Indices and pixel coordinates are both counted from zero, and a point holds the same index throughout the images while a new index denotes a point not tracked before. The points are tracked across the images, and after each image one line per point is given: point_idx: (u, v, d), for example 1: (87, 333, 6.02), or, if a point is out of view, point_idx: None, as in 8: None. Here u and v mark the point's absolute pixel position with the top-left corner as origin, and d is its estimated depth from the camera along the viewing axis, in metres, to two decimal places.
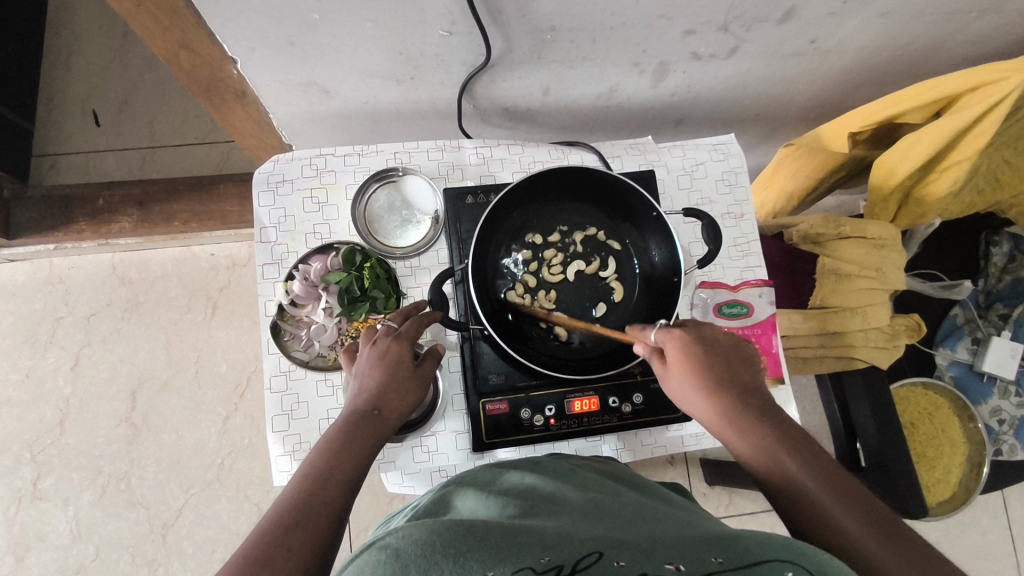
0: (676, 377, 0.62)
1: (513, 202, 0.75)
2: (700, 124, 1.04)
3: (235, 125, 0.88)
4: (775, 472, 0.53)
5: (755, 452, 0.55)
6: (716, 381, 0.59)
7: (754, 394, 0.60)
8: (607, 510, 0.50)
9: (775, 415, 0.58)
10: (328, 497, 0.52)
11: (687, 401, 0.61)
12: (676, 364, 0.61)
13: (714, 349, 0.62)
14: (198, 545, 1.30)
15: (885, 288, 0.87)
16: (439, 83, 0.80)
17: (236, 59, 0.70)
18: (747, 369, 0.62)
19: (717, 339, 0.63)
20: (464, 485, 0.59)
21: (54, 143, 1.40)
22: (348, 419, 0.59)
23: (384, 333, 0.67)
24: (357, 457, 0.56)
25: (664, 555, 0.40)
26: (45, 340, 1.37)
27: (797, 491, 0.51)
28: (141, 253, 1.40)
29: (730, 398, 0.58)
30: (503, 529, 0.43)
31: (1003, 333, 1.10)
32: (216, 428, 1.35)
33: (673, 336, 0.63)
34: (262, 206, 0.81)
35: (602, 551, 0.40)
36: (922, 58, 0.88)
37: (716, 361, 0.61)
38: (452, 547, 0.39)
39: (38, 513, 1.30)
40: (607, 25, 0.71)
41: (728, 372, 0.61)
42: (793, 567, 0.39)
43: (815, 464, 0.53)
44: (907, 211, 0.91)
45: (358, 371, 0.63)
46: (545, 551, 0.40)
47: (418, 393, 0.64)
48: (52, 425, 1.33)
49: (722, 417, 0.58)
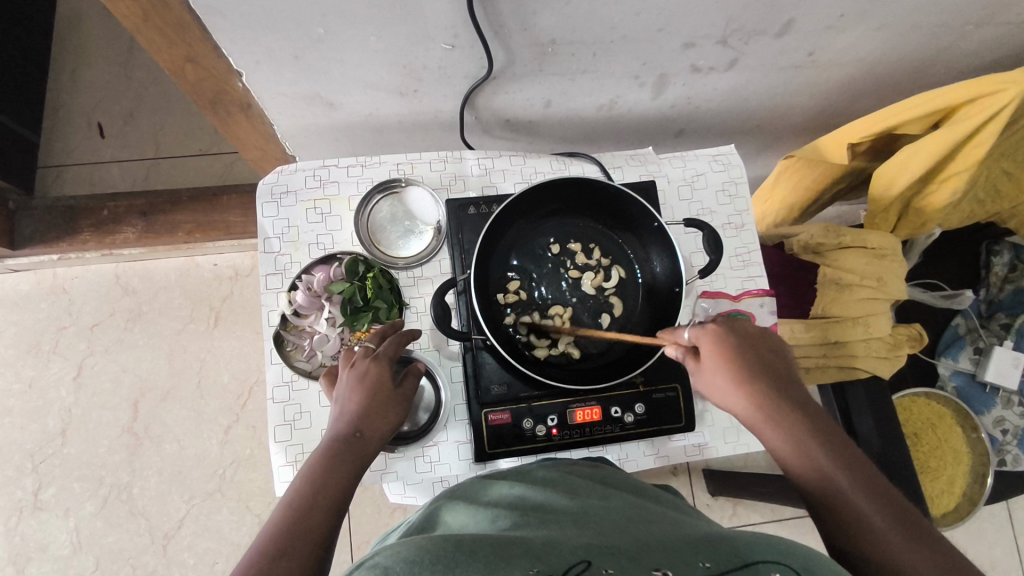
0: (710, 373, 0.62)
1: (515, 213, 0.76)
2: (700, 135, 1.05)
3: (239, 137, 0.89)
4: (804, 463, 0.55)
5: (799, 457, 0.56)
6: (755, 378, 0.60)
7: (779, 373, 0.61)
8: (595, 517, 0.50)
9: (812, 413, 0.59)
10: (311, 527, 0.52)
11: (719, 395, 0.62)
12: (711, 360, 0.61)
13: (749, 347, 0.62)
14: (199, 555, 1.29)
15: (886, 298, 0.88)
16: (442, 96, 0.81)
17: (241, 72, 0.71)
18: (779, 363, 0.63)
19: (750, 336, 0.63)
20: (455, 497, 0.59)
21: (59, 154, 1.41)
22: (330, 444, 0.59)
23: (362, 355, 0.67)
24: (342, 479, 0.57)
25: (652, 562, 0.40)
26: (49, 349, 1.37)
27: (839, 497, 0.53)
28: (144, 263, 1.41)
29: (767, 394, 0.59)
30: (492, 541, 0.43)
31: (1004, 342, 1.11)
32: (218, 438, 1.35)
33: (709, 331, 0.63)
34: (265, 217, 0.81)
35: (591, 560, 0.40)
36: (919, 70, 0.89)
37: (754, 357, 0.61)
38: (440, 564, 0.39)
39: (39, 523, 1.29)
40: (608, 39, 0.72)
41: (764, 368, 0.61)
42: (780, 567, 0.39)
43: (850, 464, 0.55)
44: (906, 221, 0.91)
45: (337, 395, 0.64)
46: (533, 562, 0.40)
47: (399, 413, 0.64)
48: (54, 435, 1.33)
49: (756, 412, 0.59)
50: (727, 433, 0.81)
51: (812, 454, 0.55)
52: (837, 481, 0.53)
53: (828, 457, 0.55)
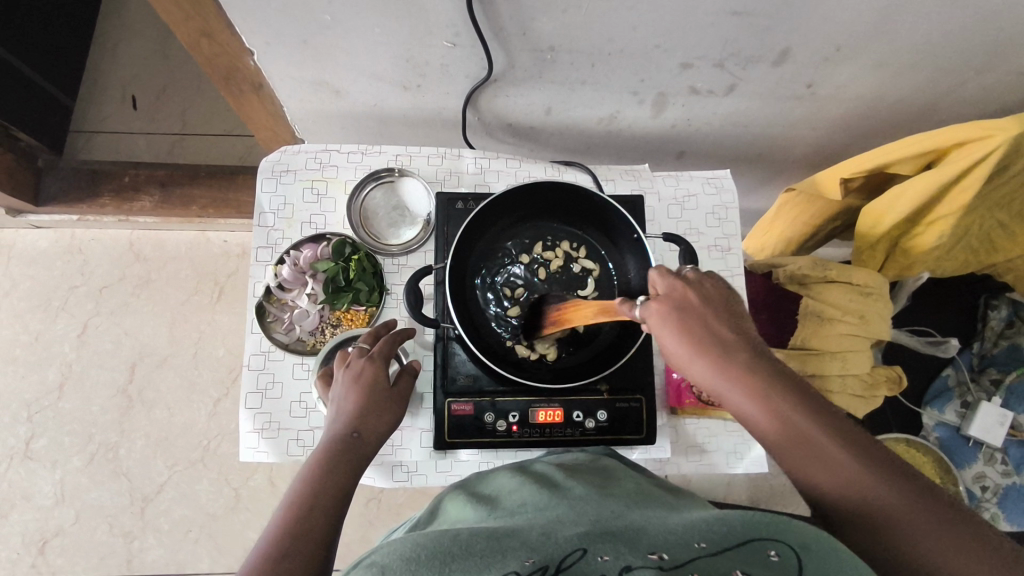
0: (670, 342, 0.57)
1: (500, 210, 0.78)
2: (701, 159, 1.06)
3: (251, 115, 0.93)
4: (794, 445, 0.51)
5: (790, 443, 0.51)
6: (713, 346, 0.55)
7: (748, 346, 0.56)
8: (593, 504, 0.52)
9: (777, 367, 0.55)
10: (312, 522, 0.53)
11: (683, 367, 0.58)
12: (670, 335, 0.57)
13: (701, 315, 0.57)
14: (174, 522, 1.32)
15: (867, 336, 0.87)
16: (446, 93, 0.84)
17: (253, 51, 0.74)
18: (733, 323, 0.57)
19: (698, 299, 0.58)
20: (454, 493, 0.63)
21: (92, 122, 1.47)
22: (330, 444, 0.61)
23: (357, 355, 0.69)
24: (344, 477, 0.59)
25: (648, 546, 0.43)
26: (58, 306, 1.42)
27: (847, 485, 0.49)
28: (159, 233, 1.46)
29: (732, 362, 0.55)
30: (489, 534, 0.45)
31: (993, 399, 1.09)
32: (206, 409, 1.38)
33: (657, 306, 0.58)
34: (264, 192, 0.84)
35: (587, 547, 0.43)
36: (919, 111, 0.89)
37: (704, 325, 0.57)
38: (438, 556, 0.42)
39: (26, 472, 1.33)
40: (606, 51, 0.74)
41: (718, 335, 0.56)
42: (776, 545, 0.42)
43: (822, 417, 0.52)
44: (894, 261, 0.91)
45: (335, 394, 0.66)
46: (528, 554, 0.42)
47: (397, 411, 0.67)
48: (51, 388, 1.38)
49: (727, 387, 0.54)
50: (688, 451, 0.82)
51: (801, 435, 0.51)
52: (814, 441, 0.50)
53: (803, 416, 0.52)
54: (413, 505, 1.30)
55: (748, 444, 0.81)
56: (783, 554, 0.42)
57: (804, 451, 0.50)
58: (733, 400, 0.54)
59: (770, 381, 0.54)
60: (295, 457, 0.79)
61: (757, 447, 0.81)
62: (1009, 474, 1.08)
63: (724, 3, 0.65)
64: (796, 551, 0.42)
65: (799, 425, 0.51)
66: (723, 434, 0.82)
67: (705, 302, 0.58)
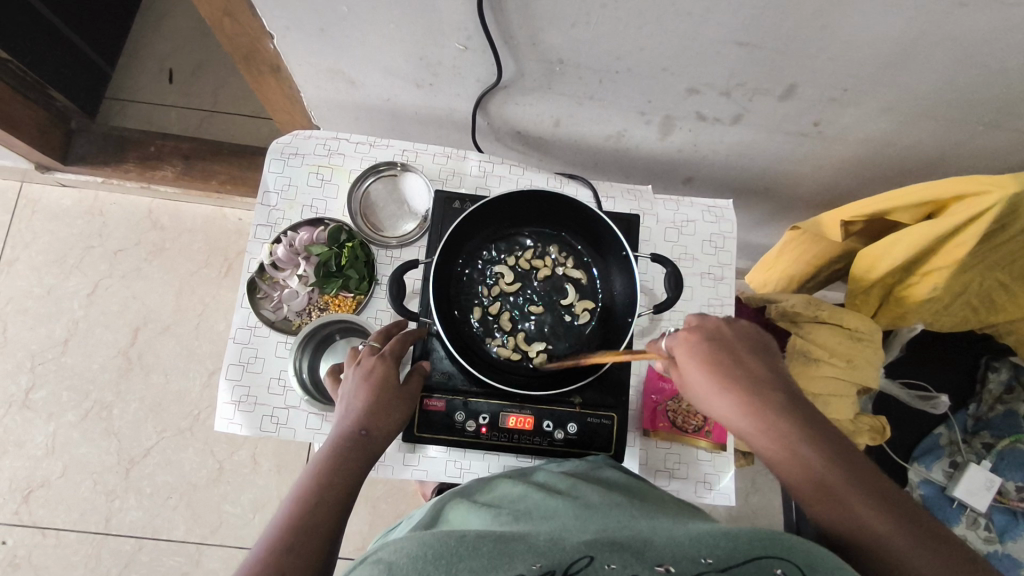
0: (692, 376, 0.61)
1: (494, 213, 0.79)
2: (708, 187, 1.06)
3: (270, 97, 0.96)
4: (811, 480, 0.54)
5: (807, 479, 0.54)
6: (739, 380, 0.59)
7: (776, 384, 0.59)
8: (600, 511, 0.54)
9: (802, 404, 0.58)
10: (319, 519, 0.56)
11: (705, 400, 0.60)
12: (697, 367, 0.60)
13: (730, 350, 0.61)
14: (156, 487, 1.34)
15: (853, 381, 0.86)
16: (456, 94, 0.86)
17: (272, 34, 0.77)
18: (761, 361, 0.61)
19: (732, 336, 0.62)
20: (459, 496, 0.63)
21: (127, 90, 1.52)
22: (339, 440, 0.62)
23: (369, 354, 0.70)
24: (351, 478, 0.60)
25: (654, 557, 0.45)
26: (72, 264, 1.46)
27: (858, 522, 0.52)
28: (178, 204, 1.49)
29: (758, 397, 0.58)
30: (494, 537, 0.46)
31: (983, 462, 1.07)
32: (201, 380, 1.41)
33: (682, 339, 0.62)
34: (270, 172, 0.87)
35: (593, 555, 0.45)
36: (929, 161, 0.88)
37: (735, 360, 0.60)
38: (443, 558, 0.43)
39: (22, 420, 1.36)
40: (613, 69, 0.75)
41: (746, 370, 0.59)
42: (782, 562, 0.44)
43: (840, 457, 0.55)
44: (887, 309, 0.91)
45: (346, 391, 0.67)
46: (536, 558, 0.44)
47: (404, 411, 0.67)
48: (56, 342, 1.41)
49: (749, 422, 0.57)
50: (656, 475, 0.81)
51: (817, 471, 0.54)
52: (830, 478, 0.54)
53: (819, 453, 0.55)
54: (389, 500, 1.31)
55: (718, 475, 0.81)
56: (788, 573, 0.43)
57: (819, 486, 0.54)
58: (752, 435, 0.57)
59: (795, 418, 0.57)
60: (267, 434, 0.80)
61: (727, 479, 0.81)
62: (991, 541, 1.05)
63: (731, 32, 0.65)
64: (801, 572, 0.43)
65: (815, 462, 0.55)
66: (694, 462, 0.81)
67: (735, 338, 0.62)
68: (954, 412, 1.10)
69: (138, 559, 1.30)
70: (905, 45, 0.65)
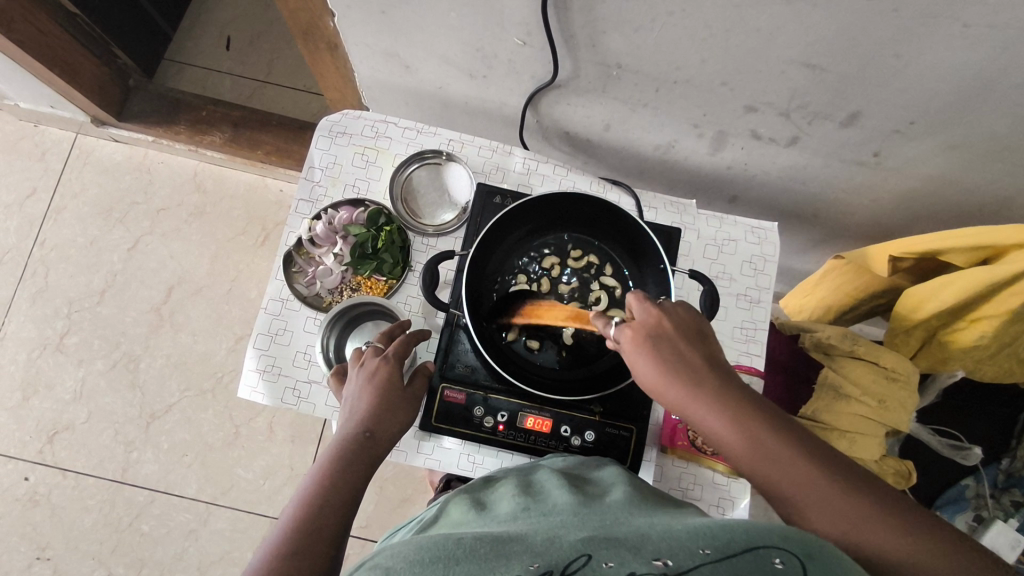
0: (638, 363, 0.60)
1: (534, 212, 0.79)
2: (753, 208, 1.04)
3: (324, 73, 0.97)
4: (761, 460, 0.53)
5: (758, 459, 0.53)
6: (679, 371, 0.57)
7: (717, 372, 0.58)
8: (595, 510, 0.52)
9: (743, 391, 0.57)
10: (324, 521, 0.57)
11: (654, 391, 0.59)
12: (641, 354, 0.59)
13: (670, 344, 0.59)
14: (173, 443, 1.37)
15: (883, 423, 0.83)
16: (509, 89, 0.85)
17: (333, 13, 0.77)
18: (701, 347, 0.59)
19: (671, 327, 0.60)
20: (460, 495, 0.62)
21: (186, 54, 1.54)
22: (342, 442, 0.63)
23: (372, 355, 0.70)
24: (355, 479, 0.61)
25: (652, 551, 0.44)
26: (117, 217, 1.49)
27: (816, 495, 0.50)
28: (223, 169, 1.52)
29: (699, 385, 0.56)
30: (492, 537, 0.46)
31: (1009, 520, 1.02)
32: (227, 344, 1.44)
33: (628, 333, 0.61)
34: (317, 148, 0.87)
35: (591, 552, 0.44)
36: (990, 205, 0.85)
37: (674, 352, 0.58)
38: (439, 562, 0.43)
39: (55, 363, 1.41)
40: (672, 78, 0.73)
41: (684, 361, 0.58)
42: (781, 553, 0.43)
43: (789, 437, 0.53)
44: (928, 352, 0.88)
45: (350, 394, 0.67)
46: (533, 558, 0.43)
47: (409, 412, 0.68)
48: (94, 292, 1.45)
49: (695, 409, 0.56)
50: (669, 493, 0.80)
51: (769, 449, 0.53)
52: (777, 452, 0.52)
53: (762, 428, 0.54)
54: (396, 483, 1.32)
55: (733, 500, 0.79)
56: (787, 563, 0.42)
57: (768, 465, 0.52)
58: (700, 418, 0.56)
59: (737, 400, 0.55)
60: (287, 406, 0.80)
61: (742, 505, 0.79)
62: None
63: (797, 53, 0.63)
64: (799, 560, 0.43)
65: (767, 443, 0.53)
66: (709, 485, 0.80)
67: (677, 326, 0.60)
68: (985, 464, 1.07)
69: (149, 511, 1.33)
70: (981, 82, 0.62)
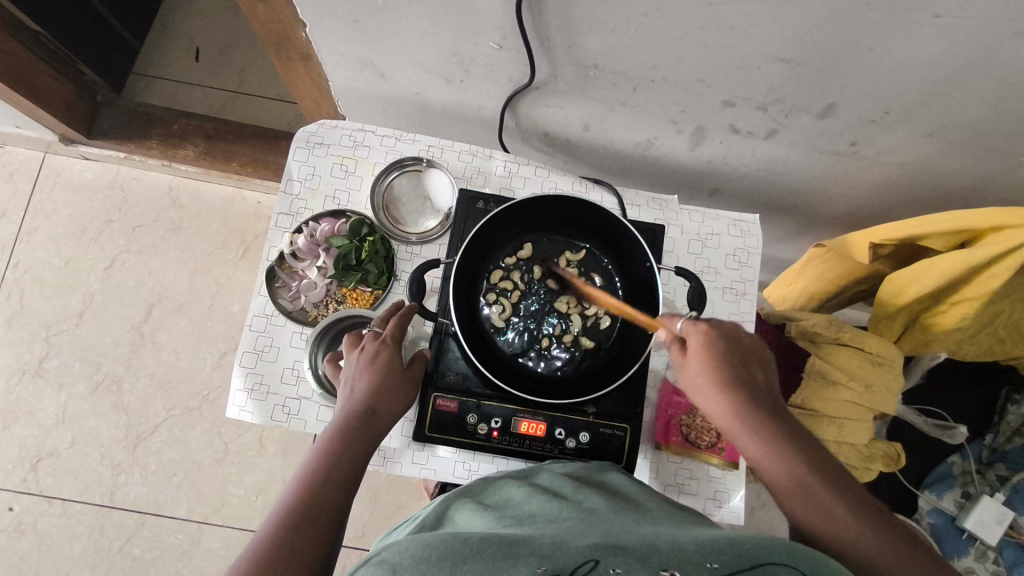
0: (693, 370, 0.64)
1: (521, 216, 0.79)
2: (734, 201, 1.04)
3: (299, 84, 0.95)
4: (787, 475, 0.57)
5: (786, 475, 0.57)
6: (738, 381, 0.62)
7: (770, 397, 0.62)
8: (600, 518, 0.52)
9: (788, 418, 0.61)
10: (325, 500, 0.56)
11: (703, 398, 0.63)
12: (699, 357, 0.63)
13: (739, 351, 0.64)
14: (161, 464, 1.35)
15: (870, 408, 0.85)
16: (486, 93, 0.85)
17: (305, 24, 0.76)
18: (761, 371, 0.64)
19: (741, 341, 0.65)
20: (463, 496, 0.61)
21: (155, 67, 1.51)
22: (345, 420, 0.62)
23: (370, 338, 0.69)
24: (356, 461, 0.60)
25: (660, 561, 0.44)
26: (91, 237, 1.46)
27: (829, 521, 0.54)
28: (198, 183, 1.49)
29: (755, 401, 0.61)
30: (500, 538, 0.46)
31: (996, 495, 1.06)
32: (211, 360, 1.41)
33: (699, 329, 0.64)
34: (295, 160, 0.86)
35: (599, 559, 0.44)
36: (965, 189, 0.86)
37: (739, 362, 0.63)
38: (447, 560, 0.43)
39: (34, 389, 1.37)
40: (649, 77, 0.73)
41: (745, 372, 0.63)
42: (787, 568, 0.44)
43: (821, 467, 0.57)
44: (912, 335, 0.89)
45: (350, 374, 0.66)
46: (541, 561, 0.43)
47: (408, 394, 0.68)
48: (71, 314, 1.42)
49: (739, 417, 0.60)
50: (665, 490, 0.80)
51: (797, 471, 0.57)
52: (803, 475, 0.57)
53: (796, 451, 0.58)
54: (391, 491, 1.31)
55: (728, 493, 0.80)
56: None
57: (797, 484, 0.56)
58: (740, 428, 0.60)
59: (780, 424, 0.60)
60: (277, 423, 0.79)
61: (736, 497, 0.79)
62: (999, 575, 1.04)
63: (771, 48, 0.64)
64: None
65: (796, 463, 0.57)
66: (704, 479, 0.80)
67: (745, 344, 0.65)
68: (970, 442, 1.10)
69: (140, 534, 1.31)
70: (952, 71, 0.63)
